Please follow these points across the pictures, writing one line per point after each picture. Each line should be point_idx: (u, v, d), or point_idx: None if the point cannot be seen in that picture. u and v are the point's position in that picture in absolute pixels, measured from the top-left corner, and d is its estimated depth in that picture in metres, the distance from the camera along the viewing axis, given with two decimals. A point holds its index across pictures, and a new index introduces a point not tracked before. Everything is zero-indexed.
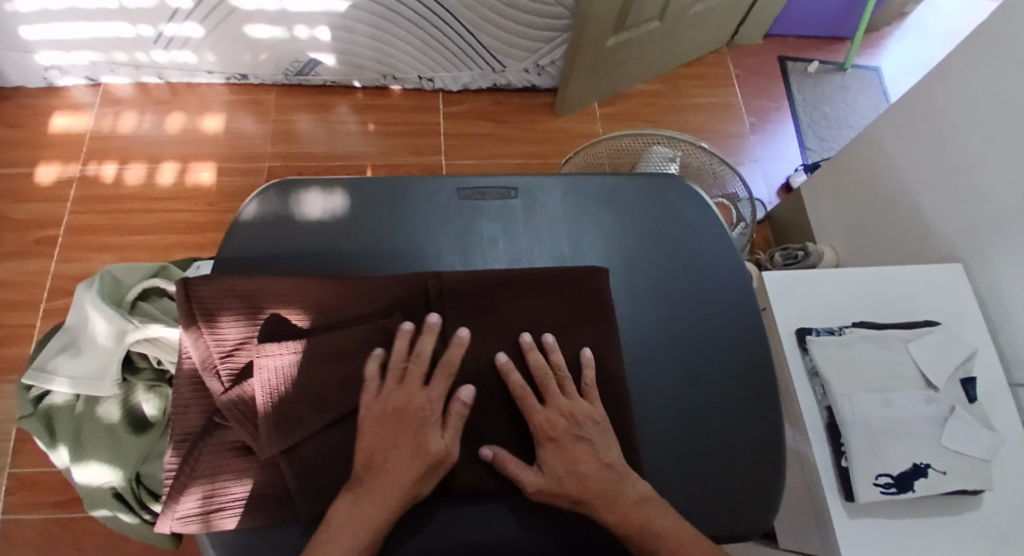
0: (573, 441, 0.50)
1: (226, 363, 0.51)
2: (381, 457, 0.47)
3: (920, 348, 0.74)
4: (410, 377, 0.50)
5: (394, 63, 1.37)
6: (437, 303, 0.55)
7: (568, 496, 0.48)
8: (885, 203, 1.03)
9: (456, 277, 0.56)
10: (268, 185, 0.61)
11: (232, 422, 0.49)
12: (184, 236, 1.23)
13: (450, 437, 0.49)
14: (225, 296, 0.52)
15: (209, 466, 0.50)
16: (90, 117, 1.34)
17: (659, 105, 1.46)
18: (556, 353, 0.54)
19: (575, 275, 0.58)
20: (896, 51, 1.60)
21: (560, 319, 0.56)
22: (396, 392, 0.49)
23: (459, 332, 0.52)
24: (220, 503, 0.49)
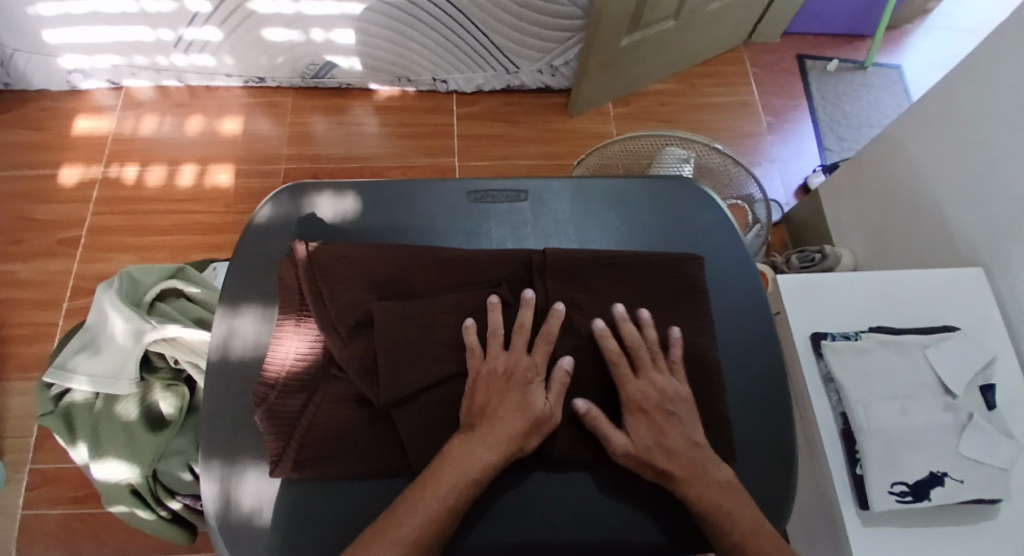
0: (664, 416, 0.50)
1: (344, 321, 0.53)
2: (494, 408, 0.49)
3: (940, 354, 0.72)
4: (516, 345, 0.52)
5: (408, 65, 1.37)
6: (543, 274, 0.56)
7: (656, 469, 0.48)
8: (906, 204, 1.01)
9: (560, 251, 0.57)
10: (281, 188, 0.62)
11: (352, 374, 0.50)
12: (201, 236, 1.25)
13: (552, 401, 0.50)
14: (338, 259, 0.55)
15: (324, 415, 0.51)
16: (112, 119, 1.37)
17: (674, 105, 1.45)
18: (648, 329, 0.54)
19: (670, 260, 0.58)
20: (919, 48, 1.56)
21: (659, 295, 0.57)
22: (507, 355, 0.51)
23: (557, 306, 0.54)
24: (327, 454, 0.50)
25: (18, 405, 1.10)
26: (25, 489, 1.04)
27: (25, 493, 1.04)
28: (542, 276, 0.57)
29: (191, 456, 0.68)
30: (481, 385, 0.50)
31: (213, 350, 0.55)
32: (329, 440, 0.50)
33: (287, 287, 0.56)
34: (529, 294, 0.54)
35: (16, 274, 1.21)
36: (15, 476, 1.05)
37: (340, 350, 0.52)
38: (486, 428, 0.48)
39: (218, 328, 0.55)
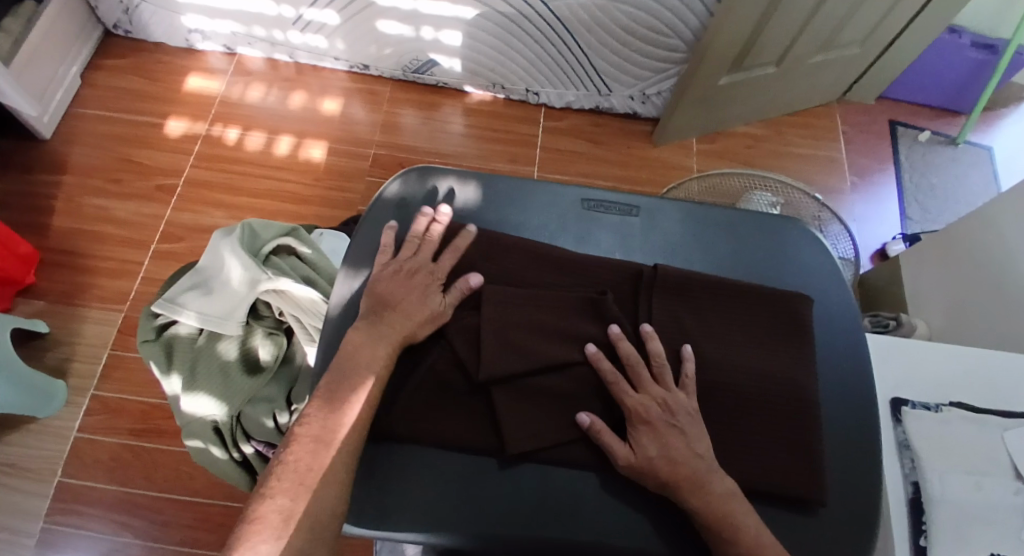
0: (666, 427, 0.52)
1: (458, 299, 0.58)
2: (453, 387, 0.51)
3: (1019, 439, 0.71)
4: (495, 326, 0.55)
5: (506, 73, 1.42)
6: (649, 290, 0.58)
7: (656, 478, 0.50)
8: (994, 282, 0.99)
9: (670, 270, 0.59)
10: (410, 168, 0.66)
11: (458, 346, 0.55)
12: (285, 204, 1.30)
13: (518, 392, 0.52)
14: (456, 242, 0.60)
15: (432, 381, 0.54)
16: (222, 83, 1.45)
17: (758, 150, 1.45)
18: (653, 342, 0.55)
19: (783, 297, 0.60)
20: (1015, 133, 1.54)
21: (769, 331, 0.58)
22: (482, 335, 0.54)
23: (613, 327, 0.55)
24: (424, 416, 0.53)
25: (94, 333, 1.16)
26: (89, 413, 1.10)
27: (89, 417, 1.09)
28: (649, 289, 0.59)
29: (277, 404, 0.71)
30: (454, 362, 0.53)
31: (332, 305, 0.59)
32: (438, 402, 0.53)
33: (405, 260, 0.59)
34: (613, 331, 0.55)
35: (112, 211, 1.28)
36: (75, 399, 1.11)
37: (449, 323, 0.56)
38: None
39: (339, 288, 0.59)
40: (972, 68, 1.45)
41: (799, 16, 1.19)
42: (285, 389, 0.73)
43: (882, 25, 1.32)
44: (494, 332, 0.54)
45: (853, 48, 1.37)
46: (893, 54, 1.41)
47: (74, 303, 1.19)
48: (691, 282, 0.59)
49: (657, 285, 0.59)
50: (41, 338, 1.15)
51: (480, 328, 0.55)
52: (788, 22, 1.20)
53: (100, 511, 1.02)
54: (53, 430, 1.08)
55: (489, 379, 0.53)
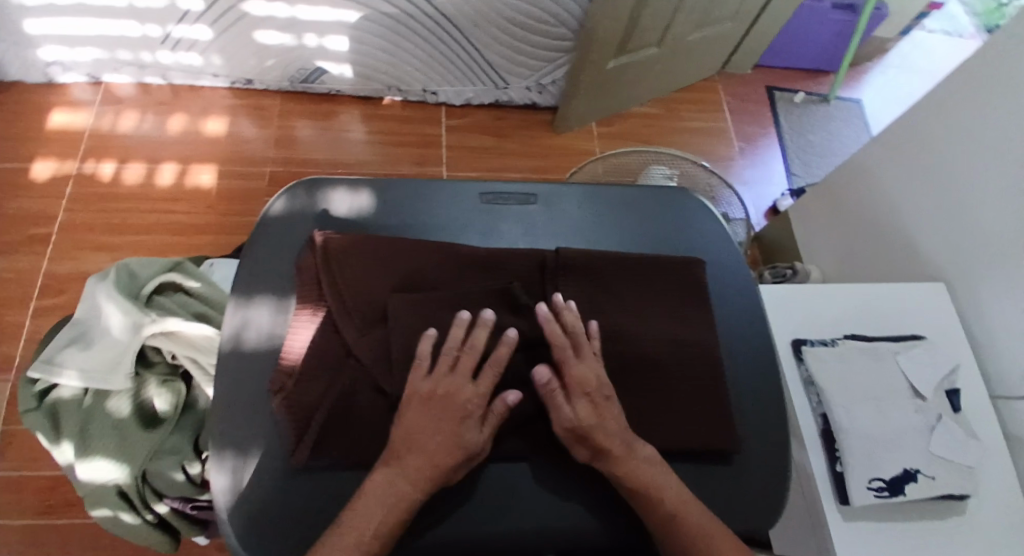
0: (602, 402, 0.50)
1: (361, 309, 0.52)
2: (418, 444, 0.46)
3: (909, 360, 0.78)
4: (461, 367, 0.49)
5: (400, 75, 1.39)
6: (555, 276, 0.58)
7: (589, 448, 0.49)
8: (873, 224, 1.07)
9: (573, 253, 0.60)
10: (296, 183, 0.62)
11: (366, 361, 0.50)
12: (179, 237, 1.21)
13: (486, 435, 0.48)
14: (355, 249, 0.54)
15: (341, 404, 0.49)
16: (90, 114, 1.33)
17: (654, 127, 1.51)
18: (568, 311, 0.53)
19: (679, 263, 0.62)
20: (877, 86, 1.68)
21: (673, 299, 0.60)
22: (446, 380, 0.48)
23: (542, 306, 0.52)
24: (336, 441, 0.48)
25: None
26: None
27: None
28: (556, 275, 0.59)
29: (184, 454, 0.65)
30: (420, 413, 0.47)
31: (224, 341, 0.53)
32: (351, 422, 0.49)
33: (299, 280, 0.55)
34: (556, 301, 0.54)
35: None
36: None
37: (354, 337, 0.50)
38: (401, 466, 0.45)
39: (230, 320, 0.53)
40: (835, 30, 1.56)
41: None
42: (191, 437, 0.67)
43: None
44: (455, 371, 0.49)
45: (727, 21, 1.44)
46: (764, 23, 1.49)
47: None
48: (594, 261, 0.60)
49: (564, 270, 0.59)
50: None
51: (450, 374, 0.49)
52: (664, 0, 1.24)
53: None
54: None
55: (467, 444, 0.47)
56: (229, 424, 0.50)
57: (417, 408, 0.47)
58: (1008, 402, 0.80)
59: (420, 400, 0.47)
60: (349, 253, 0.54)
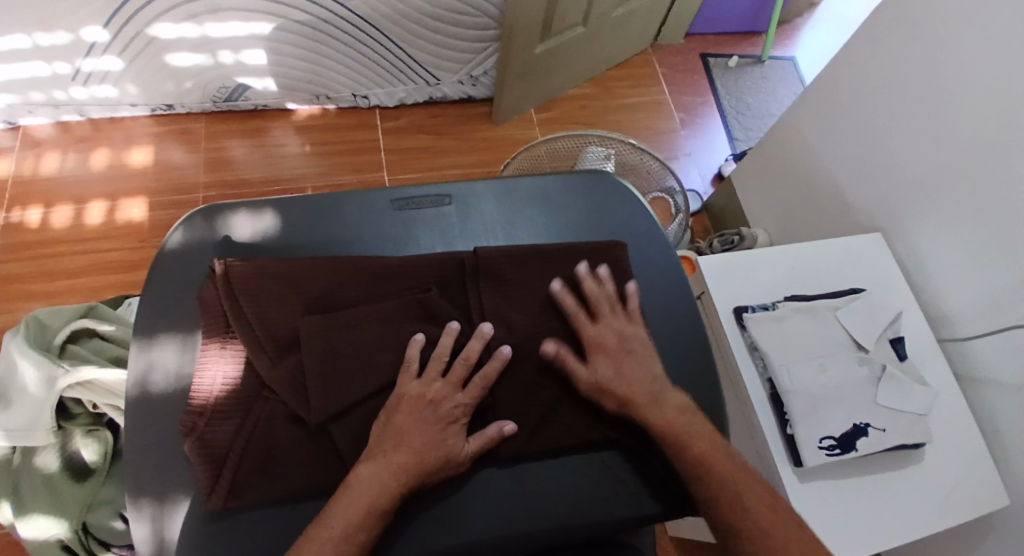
0: (621, 354, 0.55)
1: (271, 342, 0.50)
2: (404, 443, 0.47)
3: (849, 315, 0.79)
4: (452, 374, 0.51)
5: (327, 83, 1.36)
6: (472, 277, 0.56)
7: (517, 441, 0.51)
8: (808, 182, 1.08)
9: (491, 252, 0.57)
10: (193, 212, 0.59)
11: (280, 393, 0.49)
12: (118, 276, 1.18)
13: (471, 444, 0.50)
14: (258, 277, 0.52)
15: (260, 440, 0.48)
16: (9, 160, 1.28)
17: (592, 107, 1.50)
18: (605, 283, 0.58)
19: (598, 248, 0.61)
20: (809, 41, 1.69)
21: (594, 288, 0.59)
22: (436, 384, 0.50)
23: (485, 326, 0.53)
24: (255, 478, 0.47)
25: None
26: None
27: None
28: (474, 277, 0.57)
29: (121, 502, 0.64)
30: (407, 415, 0.48)
31: (131, 386, 0.51)
32: (270, 456, 0.48)
33: (206, 314, 0.53)
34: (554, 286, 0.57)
35: None
36: None
37: (267, 369, 0.49)
38: (386, 461, 0.46)
39: (134, 363, 0.51)
40: None
41: None
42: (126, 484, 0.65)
43: None
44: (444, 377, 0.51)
45: None
46: None
47: None
48: (512, 260, 0.58)
49: (479, 270, 0.57)
50: None
51: (439, 380, 0.50)
52: None
53: None
54: None
55: (450, 446, 0.48)
56: (139, 474, 0.48)
57: (405, 410, 0.49)
58: (953, 344, 0.82)
59: (409, 401, 0.49)
60: (251, 283, 0.52)
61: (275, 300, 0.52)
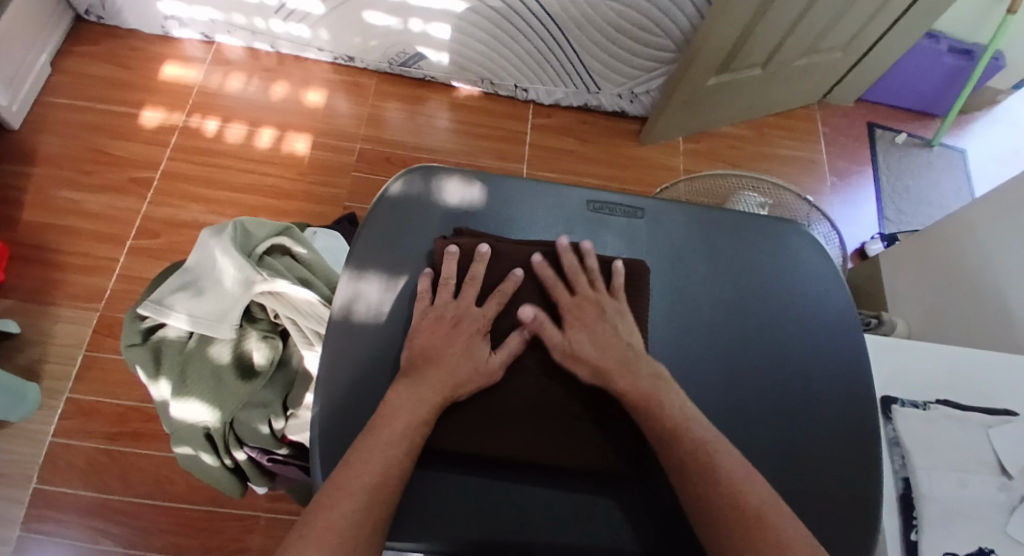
0: (596, 322, 0.56)
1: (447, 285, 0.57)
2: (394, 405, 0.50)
3: (1005, 436, 0.71)
4: (466, 295, 0.57)
5: (495, 69, 1.40)
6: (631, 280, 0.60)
7: (588, 364, 0.53)
8: (969, 283, 1.02)
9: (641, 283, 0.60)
10: (413, 168, 0.65)
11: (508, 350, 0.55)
12: (268, 199, 1.27)
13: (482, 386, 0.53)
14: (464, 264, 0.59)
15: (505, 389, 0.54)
16: (199, 71, 1.40)
17: (743, 149, 1.48)
18: (568, 256, 0.59)
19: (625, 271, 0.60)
20: (987, 137, 1.59)
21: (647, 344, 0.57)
22: (452, 306, 0.56)
23: (516, 271, 0.58)
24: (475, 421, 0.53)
25: (64, 333, 1.11)
26: (60, 417, 1.05)
27: (60, 421, 1.05)
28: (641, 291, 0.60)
29: (273, 409, 0.69)
30: (427, 336, 0.54)
31: (337, 309, 0.57)
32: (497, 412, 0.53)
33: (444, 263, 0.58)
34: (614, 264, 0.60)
35: (81, 204, 1.23)
36: (49, 402, 1.06)
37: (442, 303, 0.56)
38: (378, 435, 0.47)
39: (344, 290, 0.57)
40: (947, 74, 1.50)
41: (788, 19, 1.21)
42: (282, 394, 0.71)
43: (865, 29, 1.35)
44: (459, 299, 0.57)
45: (837, 50, 1.40)
46: (875, 57, 1.44)
47: (40, 300, 1.13)
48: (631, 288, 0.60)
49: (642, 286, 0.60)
50: (6, 338, 1.09)
51: (454, 302, 0.57)
52: (778, 24, 1.21)
53: (73, 518, 0.98)
54: (22, 434, 1.03)
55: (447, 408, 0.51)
56: (332, 386, 0.54)
57: (426, 333, 0.54)
58: None
59: (428, 325, 0.55)
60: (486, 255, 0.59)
61: (476, 272, 0.57)
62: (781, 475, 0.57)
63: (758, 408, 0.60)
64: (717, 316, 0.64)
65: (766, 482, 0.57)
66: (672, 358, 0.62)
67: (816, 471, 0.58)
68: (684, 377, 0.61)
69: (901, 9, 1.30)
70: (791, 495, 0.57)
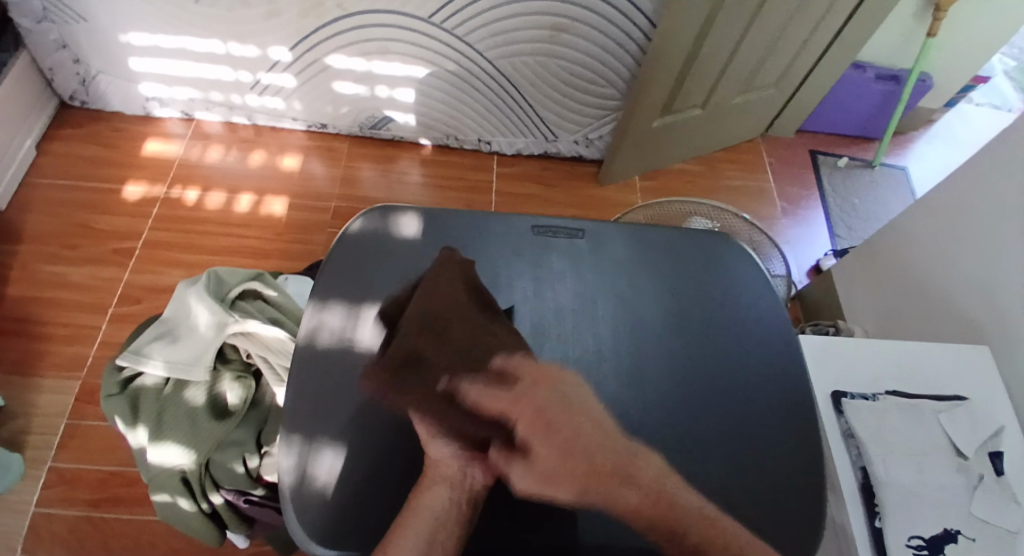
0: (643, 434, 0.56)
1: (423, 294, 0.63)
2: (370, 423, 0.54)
3: (953, 421, 0.76)
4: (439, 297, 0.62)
5: (459, 126, 1.51)
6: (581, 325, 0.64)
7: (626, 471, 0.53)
8: (916, 285, 1.07)
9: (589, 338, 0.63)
10: (372, 207, 0.72)
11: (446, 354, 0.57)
12: (247, 259, 1.32)
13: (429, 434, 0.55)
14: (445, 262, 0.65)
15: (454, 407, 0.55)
16: (179, 146, 1.49)
17: (696, 183, 1.58)
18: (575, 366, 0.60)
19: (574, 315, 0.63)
20: (923, 154, 1.70)
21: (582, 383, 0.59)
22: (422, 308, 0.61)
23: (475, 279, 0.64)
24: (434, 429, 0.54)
25: (48, 402, 1.13)
26: (42, 486, 1.05)
27: (43, 490, 1.05)
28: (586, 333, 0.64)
29: (246, 448, 0.72)
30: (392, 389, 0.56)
31: (302, 337, 0.62)
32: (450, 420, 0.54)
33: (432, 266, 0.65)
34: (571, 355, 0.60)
35: (67, 277, 1.27)
36: (32, 472, 1.06)
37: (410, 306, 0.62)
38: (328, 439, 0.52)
39: (308, 320, 0.63)
40: (877, 101, 1.62)
41: (719, 62, 1.33)
42: (255, 431, 0.74)
43: (793, 66, 1.48)
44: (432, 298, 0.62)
45: (771, 87, 1.52)
46: (807, 92, 1.57)
47: (24, 372, 1.15)
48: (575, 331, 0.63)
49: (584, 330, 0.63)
50: None
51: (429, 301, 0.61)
52: (710, 66, 1.32)
53: None
54: (4, 506, 1.02)
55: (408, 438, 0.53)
56: (298, 408, 0.58)
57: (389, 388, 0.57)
58: None
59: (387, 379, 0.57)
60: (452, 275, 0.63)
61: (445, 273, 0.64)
62: (731, 466, 0.59)
63: (704, 407, 0.63)
64: (661, 325, 0.69)
65: (718, 474, 0.59)
66: (621, 361, 0.66)
67: (766, 464, 0.60)
68: (633, 382, 0.65)
69: (823, 45, 1.43)
70: (745, 489, 0.58)
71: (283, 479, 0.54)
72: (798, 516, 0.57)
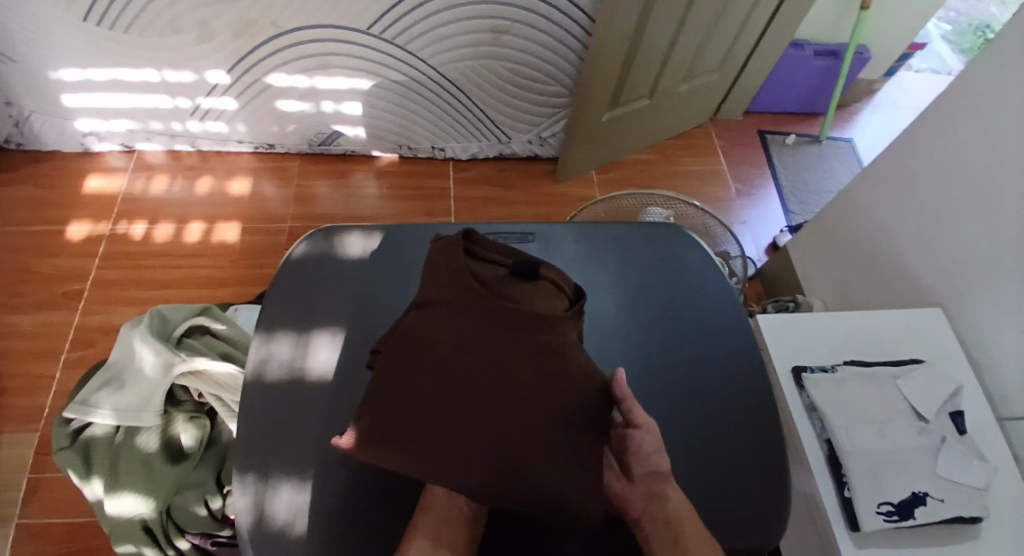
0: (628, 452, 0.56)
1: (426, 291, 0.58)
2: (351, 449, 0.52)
3: (910, 384, 0.77)
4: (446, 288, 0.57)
5: (411, 135, 1.49)
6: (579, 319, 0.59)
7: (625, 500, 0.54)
8: (866, 254, 1.09)
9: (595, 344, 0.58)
10: (315, 229, 0.71)
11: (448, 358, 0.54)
12: (202, 289, 1.29)
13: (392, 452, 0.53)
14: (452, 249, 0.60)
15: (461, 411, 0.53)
16: (122, 179, 1.44)
17: (652, 172, 1.59)
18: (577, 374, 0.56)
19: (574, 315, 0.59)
20: (867, 125, 1.75)
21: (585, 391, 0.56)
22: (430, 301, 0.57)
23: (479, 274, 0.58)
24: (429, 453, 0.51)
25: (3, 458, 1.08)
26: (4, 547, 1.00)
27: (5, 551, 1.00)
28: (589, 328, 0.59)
29: (207, 489, 0.71)
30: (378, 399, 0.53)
31: (250, 371, 0.60)
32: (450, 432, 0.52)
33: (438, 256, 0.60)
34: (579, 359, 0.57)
35: (13, 326, 1.22)
36: None
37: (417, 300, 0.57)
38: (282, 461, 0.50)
39: (256, 353, 0.61)
40: (818, 77, 1.65)
41: (660, 51, 1.34)
42: (214, 470, 0.72)
43: (734, 49, 1.50)
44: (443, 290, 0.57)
45: (715, 71, 1.54)
46: (750, 73, 1.59)
47: None
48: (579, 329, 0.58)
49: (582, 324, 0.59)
50: None
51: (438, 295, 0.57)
52: (652, 55, 1.33)
53: None
54: None
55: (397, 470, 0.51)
56: (250, 443, 0.56)
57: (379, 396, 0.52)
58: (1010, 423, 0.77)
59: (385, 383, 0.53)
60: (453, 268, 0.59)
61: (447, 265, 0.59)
62: (695, 453, 0.59)
63: (665, 397, 0.63)
64: (617, 320, 0.69)
65: (681, 463, 0.59)
66: None
67: (729, 447, 0.60)
68: None
69: (761, 26, 1.45)
70: (710, 475, 0.58)
71: (239, 520, 0.52)
72: (762, 497, 0.57)
